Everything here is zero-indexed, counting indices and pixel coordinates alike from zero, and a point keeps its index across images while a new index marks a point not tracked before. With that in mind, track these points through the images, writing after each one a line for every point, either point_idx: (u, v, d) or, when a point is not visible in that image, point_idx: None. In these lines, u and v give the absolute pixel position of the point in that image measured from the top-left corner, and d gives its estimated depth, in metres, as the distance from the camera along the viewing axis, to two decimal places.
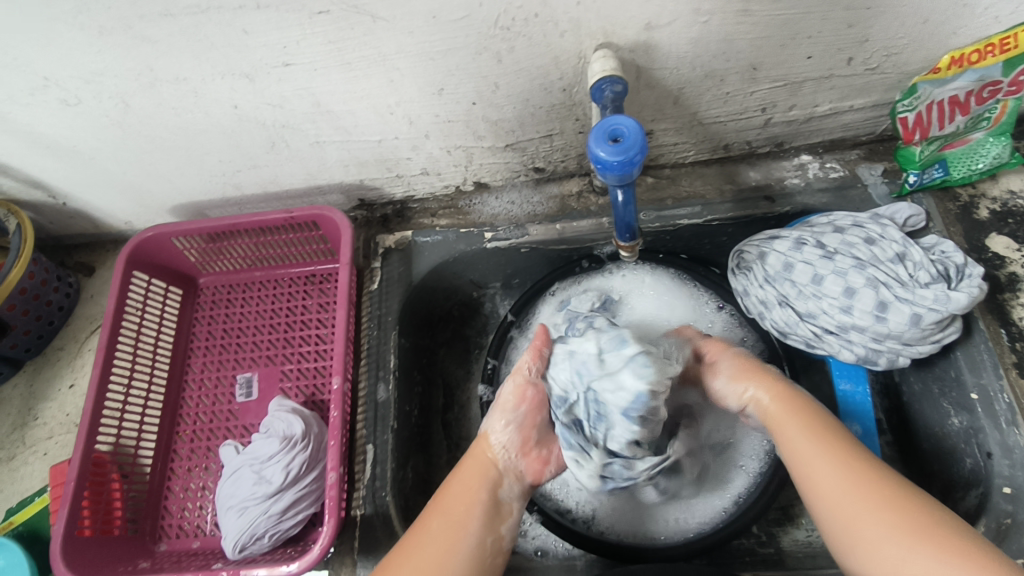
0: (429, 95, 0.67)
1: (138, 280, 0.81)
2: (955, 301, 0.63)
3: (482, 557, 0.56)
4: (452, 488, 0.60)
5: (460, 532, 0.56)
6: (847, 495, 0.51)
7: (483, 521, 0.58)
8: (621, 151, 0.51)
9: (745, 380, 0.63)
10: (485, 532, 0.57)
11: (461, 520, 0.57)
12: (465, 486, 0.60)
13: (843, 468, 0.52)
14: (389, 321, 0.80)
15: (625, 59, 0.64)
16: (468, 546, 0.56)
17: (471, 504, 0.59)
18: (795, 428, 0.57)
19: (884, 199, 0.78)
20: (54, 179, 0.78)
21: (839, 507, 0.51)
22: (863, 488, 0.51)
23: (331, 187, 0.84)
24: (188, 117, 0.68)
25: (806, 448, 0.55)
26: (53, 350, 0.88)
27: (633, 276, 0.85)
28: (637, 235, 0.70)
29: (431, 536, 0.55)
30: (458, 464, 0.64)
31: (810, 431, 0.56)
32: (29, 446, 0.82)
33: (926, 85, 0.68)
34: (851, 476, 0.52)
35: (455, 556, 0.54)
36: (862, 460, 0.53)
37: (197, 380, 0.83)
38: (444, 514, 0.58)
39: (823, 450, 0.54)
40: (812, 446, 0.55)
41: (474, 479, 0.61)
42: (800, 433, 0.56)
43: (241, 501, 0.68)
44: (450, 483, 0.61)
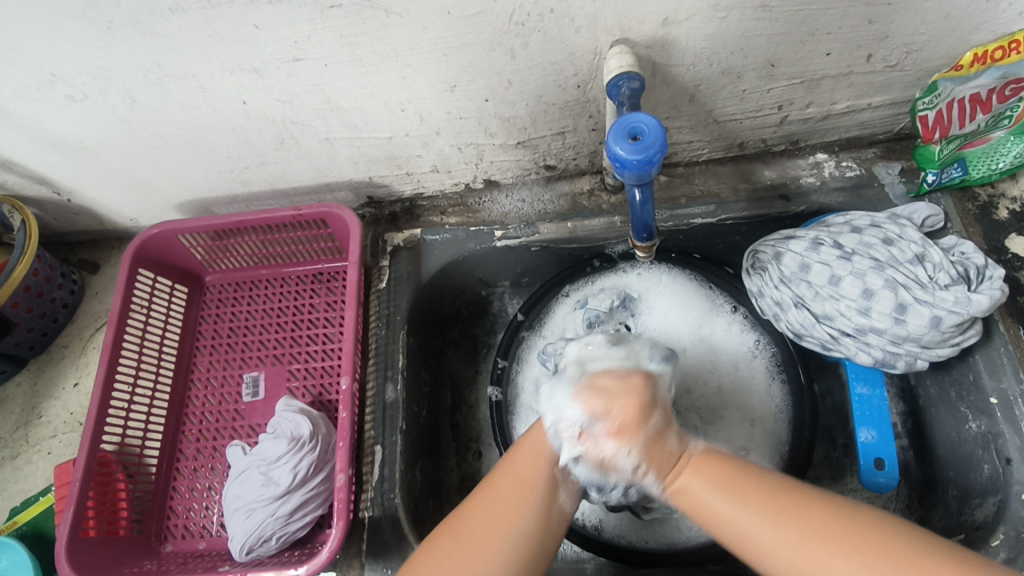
0: (441, 92, 0.66)
1: (144, 278, 0.80)
2: (976, 304, 0.62)
3: (548, 522, 0.51)
4: (521, 452, 0.55)
5: (523, 502, 0.51)
6: (800, 553, 0.43)
7: (549, 489, 0.53)
8: (639, 149, 0.50)
9: (710, 484, 0.50)
10: (549, 501, 0.52)
11: (528, 488, 0.52)
12: (535, 450, 0.55)
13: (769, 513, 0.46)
14: (397, 320, 0.79)
15: (641, 55, 0.62)
16: (528, 520, 0.50)
17: (539, 474, 0.53)
18: (711, 495, 0.49)
19: (902, 198, 0.77)
20: (59, 175, 0.77)
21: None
22: (813, 538, 0.43)
23: (339, 185, 0.82)
24: (195, 113, 0.67)
25: (730, 515, 0.47)
26: (57, 348, 0.87)
27: (648, 275, 0.84)
28: (653, 235, 0.69)
29: (489, 504, 0.51)
30: (525, 431, 0.58)
31: (716, 486, 0.49)
32: (33, 445, 0.81)
33: (947, 83, 0.67)
34: (802, 526, 0.44)
35: (517, 522, 0.50)
36: (782, 501, 0.46)
37: (203, 379, 0.82)
38: (507, 481, 0.53)
39: (739, 505, 0.47)
40: (733, 508, 0.48)
41: (544, 442, 0.56)
42: (719, 498, 0.49)
43: (249, 503, 0.67)
44: (517, 449, 0.56)
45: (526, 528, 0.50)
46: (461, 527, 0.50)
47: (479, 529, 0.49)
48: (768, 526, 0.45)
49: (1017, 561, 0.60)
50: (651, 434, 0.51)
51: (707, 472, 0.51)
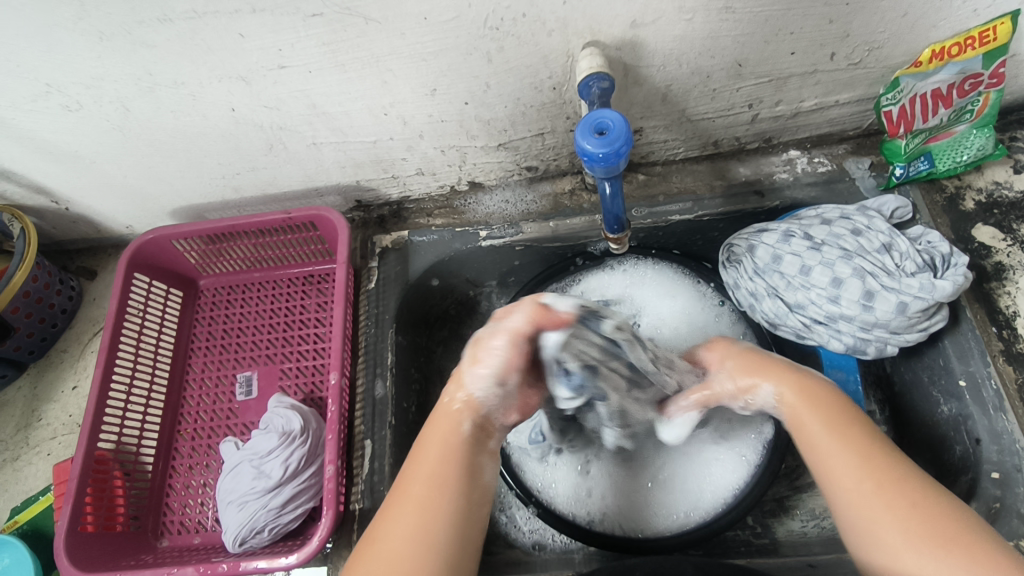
0: (422, 96, 0.69)
1: (139, 282, 0.82)
2: (940, 289, 0.64)
3: (465, 515, 0.54)
4: (426, 447, 0.58)
5: (437, 501, 0.54)
6: (867, 499, 0.51)
7: (461, 479, 0.56)
8: (606, 143, 0.52)
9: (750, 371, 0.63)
10: (465, 496, 0.55)
11: (437, 481, 0.55)
12: (431, 463, 0.56)
13: (829, 423, 0.56)
14: (386, 319, 0.82)
15: (612, 57, 0.65)
16: (447, 509, 0.53)
17: (443, 467, 0.56)
18: (815, 422, 0.57)
19: (872, 191, 0.80)
20: (56, 184, 0.80)
21: (861, 517, 0.51)
22: (879, 490, 0.51)
23: (328, 189, 0.85)
24: (187, 120, 0.70)
25: (834, 451, 0.54)
26: (57, 352, 0.89)
27: (634, 270, 0.86)
28: (625, 228, 0.72)
29: (407, 510, 0.53)
30: (427, 423, 0.60)
31: (839, 437, 0.55)
32: (33, 446, 0.83)
33: (909, 79, 0.69)
34: (876, 476, 0.52)
35: (435, 521, 0.53)
36: (888, 470, 0.52)
37: (198, 380, 0.84)
38: (418, 485, 0.55)
39: (856, 470, 0.52)
40: (835, 444, 0.55)
41: (450, 429, 0.58)
42: (829, 439, 0.55)
43: (241, 496, 0.69)
44: (424, 441, 0.58)
45: (445, 521, 0.53)
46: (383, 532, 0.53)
47: (402, 534, 0.52)
48: (824, 432, 0.56)
49: None
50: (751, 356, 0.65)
51: (807, 394, 0.59)
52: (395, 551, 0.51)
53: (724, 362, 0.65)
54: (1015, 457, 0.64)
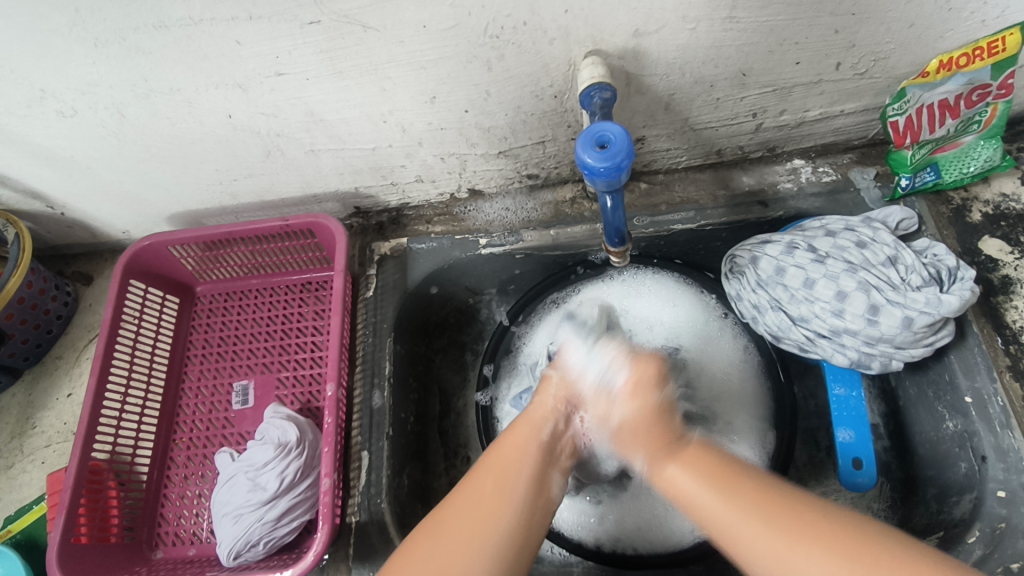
0: (421, 104, 0.68)
1: (135, 289, 0.82)
2: (947, 304, 0.63)
3: (528, 523, 0.53)
4: (502, 449, 0.58)
5: (501, 502, 0.53)
6: (774, 548, 0.45)
7: (531, 484, 0.56)
8: (607, 157, 0.51)
9: (630, 441, 0.58)
10: (532, 500, 0.54)
11: (507, 482, 0.55)
12: (504, 465, 0.56)
13: (715, 489, 0.50)
14: (384, 328, 0.81)
15: (614, 65, 0.64)
16: (513, 507, 0.53)
17: (517, 471, 0.56)
18: (696, 486, 0.51)
19: (877, 202, 0.78)
20: (51, 189, 0.79)
21: (780, 568, 0.44)
22: (781, 531, 0.45)
23: (326, 196, 0.84)
24: (183, 127, 0.69)
25: (700, 498, 0.50)
26: (52, 359, 0.88)
27: (634, 279, 0.86)
28: (626, 240, 0.71)
29: (476, 495, 0.53)
30: (509, 425, 0.62)
31: (714, 489, 0.50)
32: (27, 454, 0.82)
33: (915, 89, 0.68)
34: (762, 515, 0.46)
35: (496, 523, 0.51)
36: (784, 506, 0.47)
37: (194, 388, 0.83)
38: (486, 478, 0.55)
39: (738, 513, 0.47)
40: (707, 494, 0.50)
41: (530, 433, 0.60)
42: (709, 495, 0.50)
43: (236, 509, 0.68)
44: (500, 442, 0.60)
45: (507, 523, 0.52)
46: (438, 533, 0.51)
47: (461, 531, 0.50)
48: (704, 499, 0.50)
49: (992, 557, 0.60)
50: (657, 403, 0.58)
51: (647, 419, 0.58)
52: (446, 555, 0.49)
53: (635, 367, 0.61)
54: (1021, 475, 0.63)
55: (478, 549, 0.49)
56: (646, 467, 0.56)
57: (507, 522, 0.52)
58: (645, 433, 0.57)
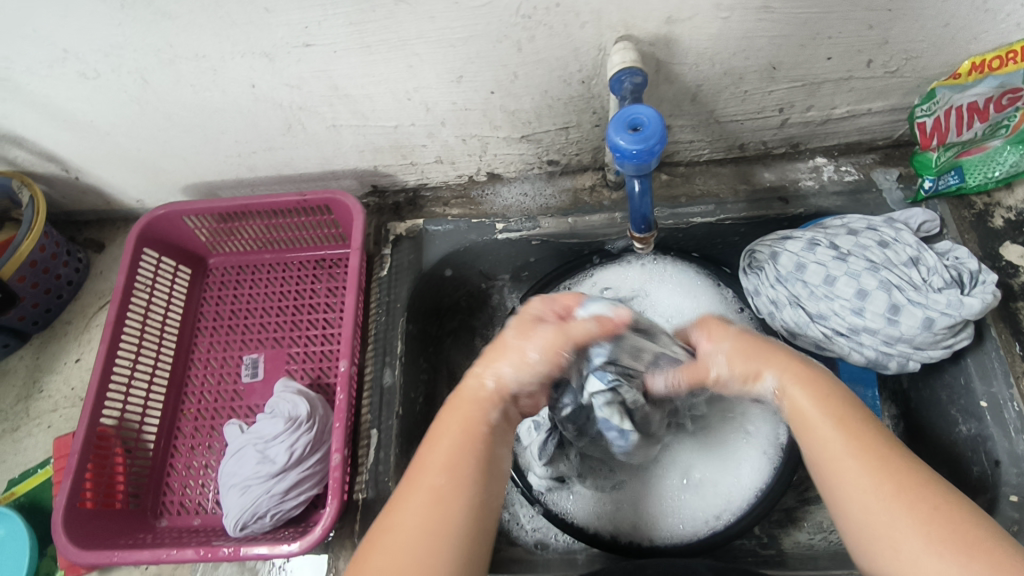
0: (447, 82, 0.68)
1: (148, 257, 0.81)
2: (968, 307, 0.63)
3: (479, 507, 0.50)
4: (444, 426, 0.54)
5: (451, 488, 0.50)
6: (882, 505, 0.46)
7: (478, 472, 0.52)
8: (640, 140, 0.50)
9: (742, 359, 0.57)
10: (477, 495, 0.50)
11: (454, 467, 0.51)
12: (452, 447, 0.52)
13: (838, 418, 0.51)
14: (397, 307, 0.81)
15: (645, 52, 0.63)
16: (461, 509, 0.49)
17: (464, 453, 0.52)
18: (813, 407, 0.52)
19: (899, 203, 0.78)
20: (67, 153, 0.78)
21: (872, 519, 0.47)
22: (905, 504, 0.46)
23: (344, 172, 0.84)
24: (205, 95, 0.68)
25: (834, 448, 0.50)
26: (60, 324, 0.87)
27: (652, 268, 0.85)
28: (652, 228, 0.70)
29: (416, 507, 0.49)
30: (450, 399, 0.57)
31: (853, 443, 0.49)
32: (33, 418, 0.82)
33: (946, 91, 0.68)
34: (894, 486, 0.47)
35: (451, 513, 0.49)
36: (918, 484, 0.47)
37: (203, 359, 0.83)
38: (438, 463, 0.51)
39: (866, 470, 0.48)
40: (843, 440, 0.50)
41: (462, 415, 0.54)
42: (846, 442, 0.50)
43: (244, 480, 0.67)
44: (432, 434, 0.54)
45: (460, 515, 0.49)
46: (394, 517, 0.49)
47: (411, 522, 0.48)
48: (825, 418, 0.52)
49: None
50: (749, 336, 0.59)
51: (747, 351, 0.57)
52: (404, 550, 0.47)
53: (704, 329, 0.62)
54: None
55: (432, 544, 0.47)
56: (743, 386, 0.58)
57: (460, 511, 0.49)
58: (746, 356, 0.57)
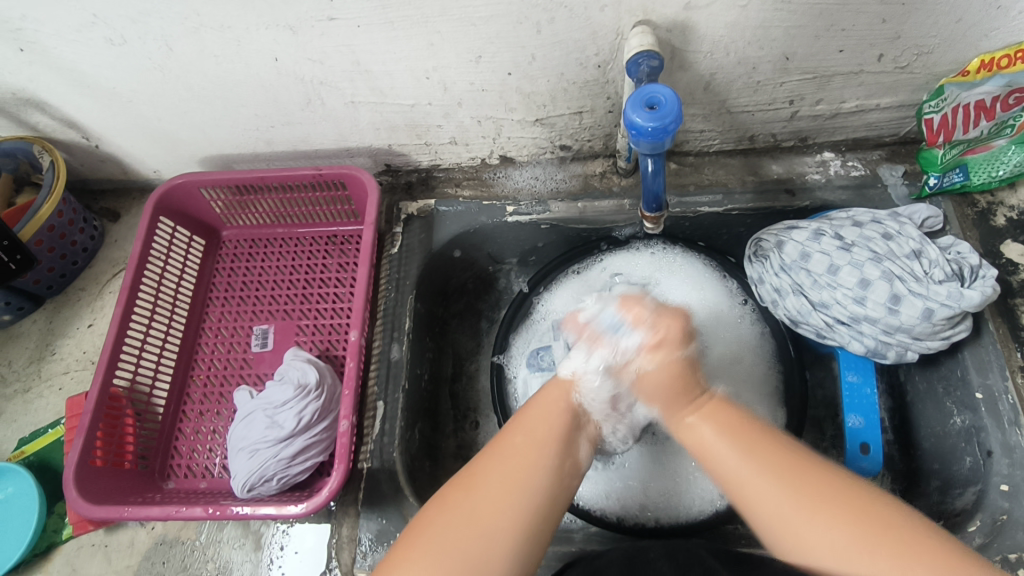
0: (466, 62, 0.69)
1: (164, 226, 0.82)
2: (968, 299, 0.64)
3: (561, 477, 0.55)
4: (530, 412, 0.59)
5: (538, 455, 0.54)
6: (794, 516, 0.49)
7: (560, 447, 0.56)
8: (656, 118, 0.51)
9: (662, 395, 0.58)
10: (560, 463, 0.55)
11: (540, 442, 0.55)
12: (532, 423, 0.57)
13: (732, 437, 0.54)
14: (406, 285, 0.82)
15: (661, 38, 0.65)
16: (541, 477, 0.53)
17: (550, 430, 0.57)
18: (710, 432, 0.55)
19: (903, 199, 0.79)
20: (89, 120, 0.79)
21: (791, 533, 0.49)
22: (822, 514, 0.48)
23: (359, 150, 0.85)
24: (228, 66, 0.69)
25: (733, 466, 0.53)
26: (74, 290, 0.89)
27: (662, 257, 0.86)
28: (662, 208, 0.71)
29: (502, 461, 0.54)
30: (539, 390, 0.61)
31: (753, 457, 0.52)
32: (45, 379, 0.83)
33: (954, 88, 0.69)
34: (803, 500, 0.49)
35: (533, 475, 0.53)
36: (854, 498, 0.49)
37: (214, 329, 0.84)
38: (517, 438, 0.56)
39: (784, 490, 0.50)
40: (730, 451, 0.53)
41: (558, 399, 0.59)
42: (737, 458, 0.53)
43: (252, 444, 0.69)
44: (523, 416, 0.59)
45: (541, 477, 0.53)
46: (479, 473, 0.53)
47: (496, 480, 0.52)
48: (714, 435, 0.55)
49: (992, 547, 0.62)
50: (682, 359, 0.58)
51: (674, 380, 0.57)
52: (487, 505, 0.51)
53: (657, 328, 0.59)
54: None
55: (519, 499, 0.51)
56: (665, 414, 0.59)
57: (543, 476, 0.53)
58: (668, 386, 0.57)
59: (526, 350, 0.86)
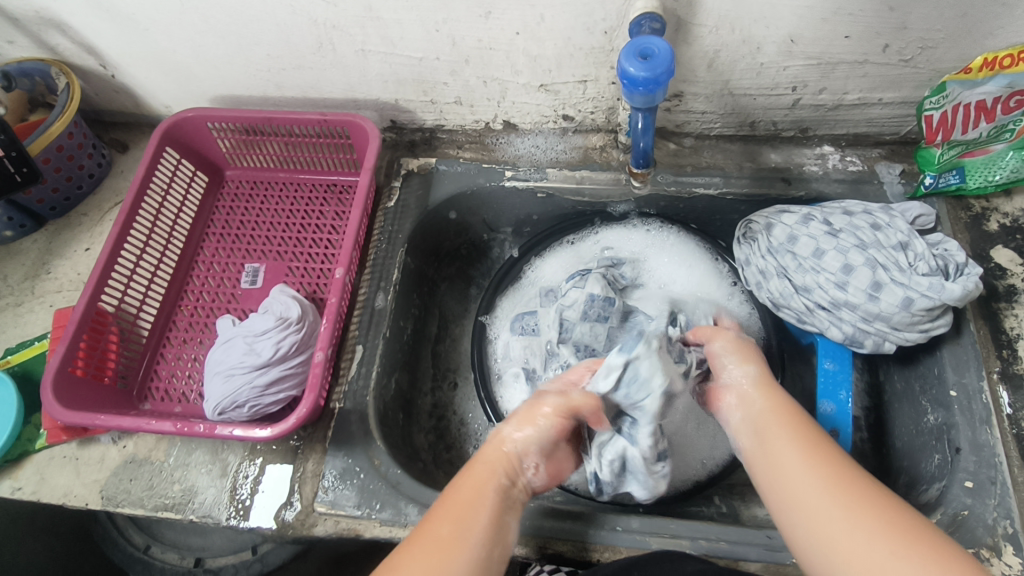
0: (476, 17, 0.70)
1: (169, 157, 0.84)
2: (949, 291, 0.63)
3: (486, 569, 0.52)
4: (458, 491, 0.56)
5: (461, 537, 0.53)
6: (842, 520, 0.48)
7: (487, 531, 0.54)
8: (648, 69, 0.53)
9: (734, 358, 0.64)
10: (487, 550, 0.53)
11: (465, 526, 0.53)
12: (461, 499, 0.56)
13: (801, 442, 0.55)
14: (399, 238, 0.83)
15: (667, 8, 0.66)
16: (472, 555, 0.52)
17: (478, 512, 0.55)
18: (782, 437, 0.56)
19: (898, 198, 0.80)
20: (107, 47, 0.81)
21: (818, 527, 0.49)
22: (870, 517, 0.48)
23: (367, 102, 0.87)
24: (245, 0, 0.71)
25: (793, 470, 0.53)
26: (76, 215, 0.91)
27: (658, 233, 0.88)
28: (651, 164, 0.73)
29: (425, 542, 0.52)
30: (469, 462, 0.60)
31: (810, 462, 0.53)
32: (37, 296, 0.85)
33: (956, 85, 0.69)
34: (850, 505, 0.49)
35: (456, 565, 0.51)
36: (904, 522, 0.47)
37: (207, 262, 0.86)
38: (444, 518, 0.54)
39: (823, 488, 0.51)
40: (796, 464, 0.53)
41: (485, 478, 0.58)
42: (794, 457, 0.54)
43: (229, 368, 0.70)
44: (447, 496, 0.56)
45: (467, 566, 0.51)
46: (411, 549, 0.52)
47: (420, 562, 0.50)
48: (787, 443, 0.55)
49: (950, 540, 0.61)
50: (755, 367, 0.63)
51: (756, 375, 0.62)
52: None
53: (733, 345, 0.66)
54: (991, 469, 0.63)
55: None
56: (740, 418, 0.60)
57: (467, 562, 0.52)
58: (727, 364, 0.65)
59: (512, 311, 0.88)
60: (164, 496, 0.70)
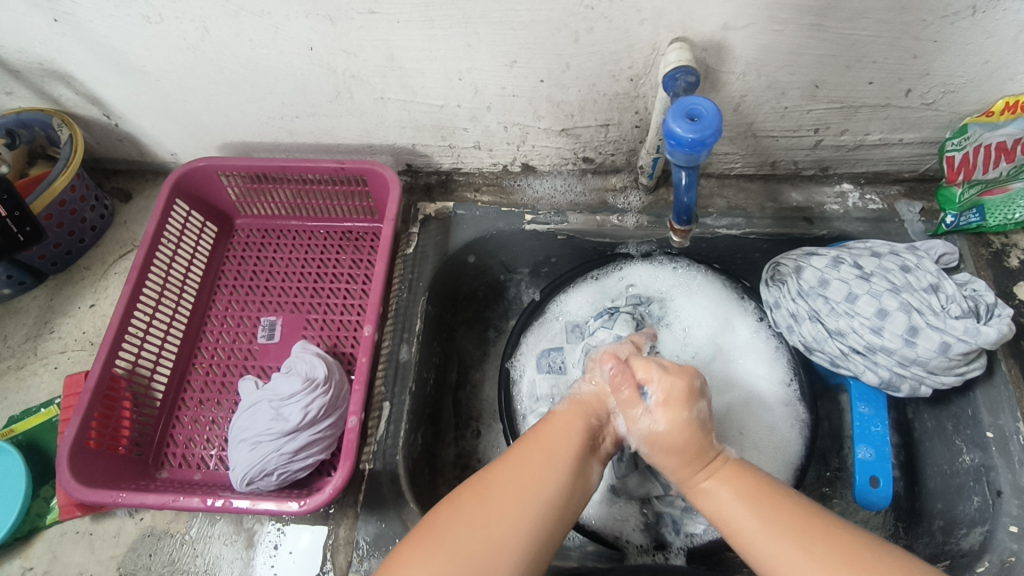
0: (500, 66, 0.69)
1: (179, 209, 0.82)
2: (984, 335, 0.63)
3: (567, 503, 0.51)
4: (553, 421, 0.57)
5: (552, 463, 0.52)
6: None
7: (574, 467, 0.53)
8: (696, 129, 0.52)
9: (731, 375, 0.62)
10: (573, 481, 0.52)
11: (555, 457, 0.53)
12: (554, 432, 0.55)
13: (740, 490, 0.52)
14: (419, 286, 0.81)
15: (697, 57, 0.65)
16: (550, 491, 0.50)
17: (569, 446, 0.54)
18: (725, 485, 0.53)
19: (920, 235, 0.80)
20: (112, 98, 0.79)
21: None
22: (826, 556, 0.45)
23: (382, 147, 0.85)
24: (262, 52, 0.69)
25: (742, 518, 0.50)
26: (79, 269, 0.87)
27: (686, 272, 0.86)
28: (692, 221, 0.71)
29: (508, 476, 0.50)
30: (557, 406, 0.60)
31: (749, 504, 0.51)
32: (41, 357, 0.81)
33: (978, 127, 0.71)
34: (798, 532, 0.47)
35: (539, 496, 0.50)
36: (862, 556, 0.45)
37: (220, 317, 0.83)
38: (534, 448, 0.53)
39: (762, 523, 0.49)
40: (745, 513, 0.50)
41: (582, 416, 0.57)
42: (740, 506, 0.51)
43: (256, 435, 0.67)
44: (539, 427, 0.56)
45: (549, 496, 0.50)
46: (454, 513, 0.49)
47: (508, 492, 0.49)
48: (736, 504, 0.51)
49: None
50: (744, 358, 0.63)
51: None
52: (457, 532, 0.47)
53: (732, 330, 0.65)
54: None
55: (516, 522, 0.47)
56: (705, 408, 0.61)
57: (552, 490, 0.51)
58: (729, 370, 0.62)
59: (536, 349, 0.86)
60: (186, 572, 0.67)
